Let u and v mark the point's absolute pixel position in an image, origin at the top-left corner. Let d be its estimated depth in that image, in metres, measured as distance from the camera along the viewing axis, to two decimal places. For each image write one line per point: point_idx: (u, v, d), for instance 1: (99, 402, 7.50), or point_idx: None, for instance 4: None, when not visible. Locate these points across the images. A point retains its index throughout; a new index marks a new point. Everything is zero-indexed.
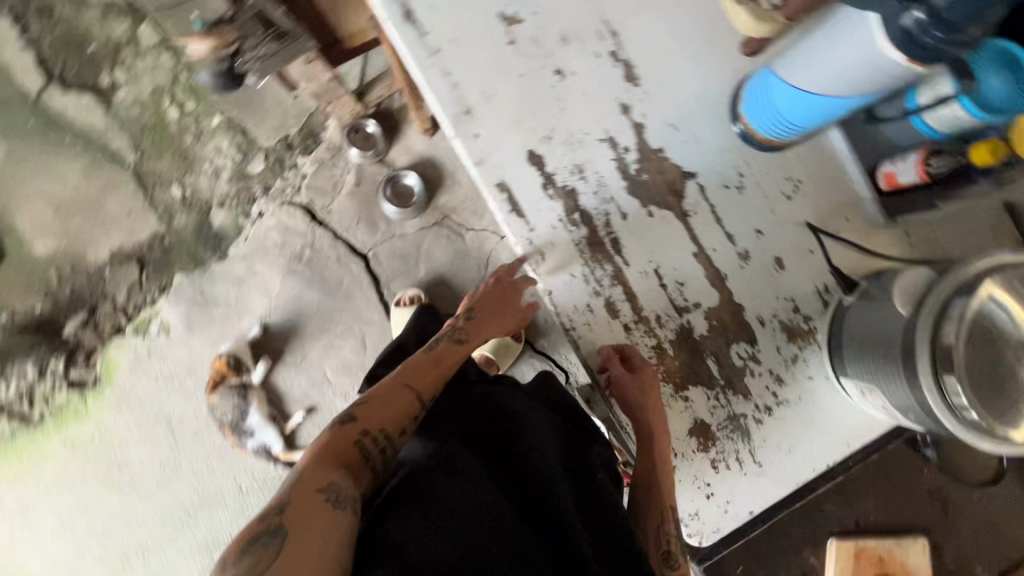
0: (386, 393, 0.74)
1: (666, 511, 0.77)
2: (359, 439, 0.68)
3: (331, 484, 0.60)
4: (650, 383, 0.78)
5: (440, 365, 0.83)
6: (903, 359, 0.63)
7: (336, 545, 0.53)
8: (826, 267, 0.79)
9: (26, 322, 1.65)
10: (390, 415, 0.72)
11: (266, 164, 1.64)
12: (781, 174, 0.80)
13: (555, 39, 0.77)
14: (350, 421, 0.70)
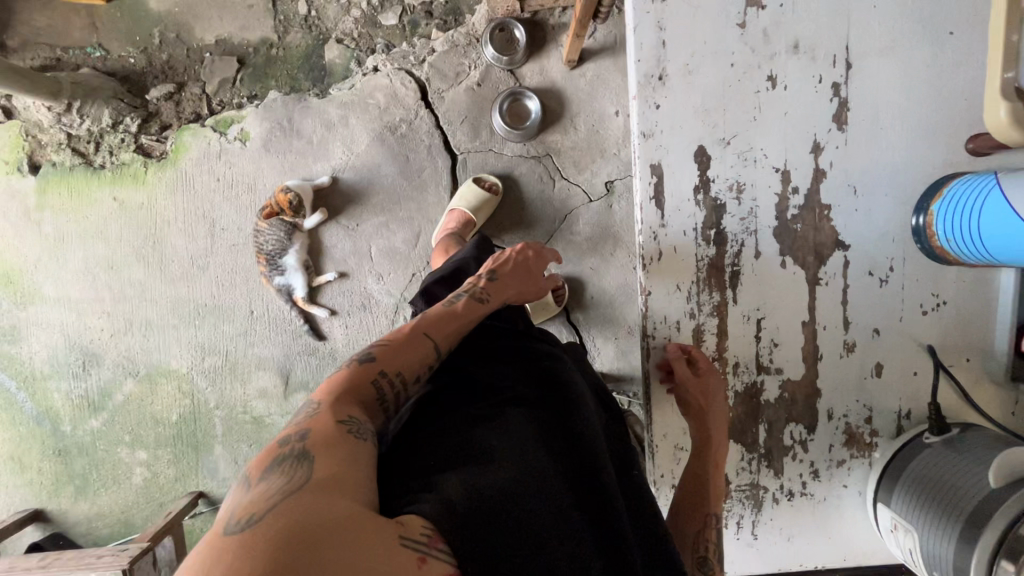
0: (405, 338, 0.70)
1: (708, 517, 0.69)
2: (376, 379, 0.65)
3: (351, 419, 0.57)
4: (713, 388, 0.72)
5: (459, 318, 0.77)
6: (970, 522, 0.60)
7: (362, 477, 0.51)
8: (921, 396, 0.75)
9: (117, 70, 1.63)
10: (408, 360, 0.68)
11: (399, 20, 1.55)
12: (931, 287, 0.74)
13: (786, 43, 0.69)
14: (366, 360, 0.66)
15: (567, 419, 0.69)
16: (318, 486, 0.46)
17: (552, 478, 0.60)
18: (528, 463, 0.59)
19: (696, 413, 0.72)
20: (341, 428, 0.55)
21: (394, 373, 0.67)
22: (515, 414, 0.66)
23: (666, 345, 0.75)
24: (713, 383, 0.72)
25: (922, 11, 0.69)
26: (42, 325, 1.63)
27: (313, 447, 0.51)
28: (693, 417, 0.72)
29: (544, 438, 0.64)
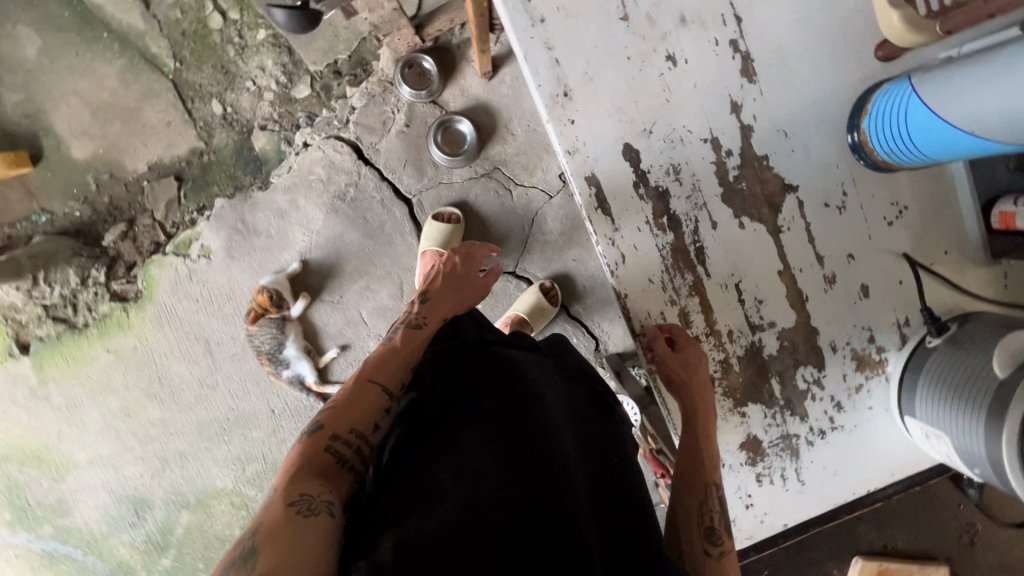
0: (354, 394, 0.72)
1: (709, 484, 0.70)
2: (329, 445, 0.66)
3: (303, 495, 0.58)
4: (695, 360, 0.72)
5: (401, 353, 0.78)
6: (987, 407, 0.62)
7: (310, 557, 0.51)
8: (913, 301, 0.76)
9: (66, 228, 1.65)
10: (360, 415, 0.70)
11: (312, 90, 1.56)
12: (888, 198, 0.75)
13: (673, 20, 0.70)
14: (317, 429, 0.68)
15: (527, 421, 0.68)
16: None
17: (507, 496, 0.59)
18: (479, 491, 0.59)
19: (683, 387, 0.72)
20: (289, 511, 0.56)
21: (347, 433, 0.68)
22: (472, 433, 0.65)
23: (649, 328, 0.75)
24: (693, 356, 0.72)
25: None
26: (85, 489, 1.67)
27: (258, 542, 0.52)
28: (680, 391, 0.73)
29: (503, 452, 0.63)
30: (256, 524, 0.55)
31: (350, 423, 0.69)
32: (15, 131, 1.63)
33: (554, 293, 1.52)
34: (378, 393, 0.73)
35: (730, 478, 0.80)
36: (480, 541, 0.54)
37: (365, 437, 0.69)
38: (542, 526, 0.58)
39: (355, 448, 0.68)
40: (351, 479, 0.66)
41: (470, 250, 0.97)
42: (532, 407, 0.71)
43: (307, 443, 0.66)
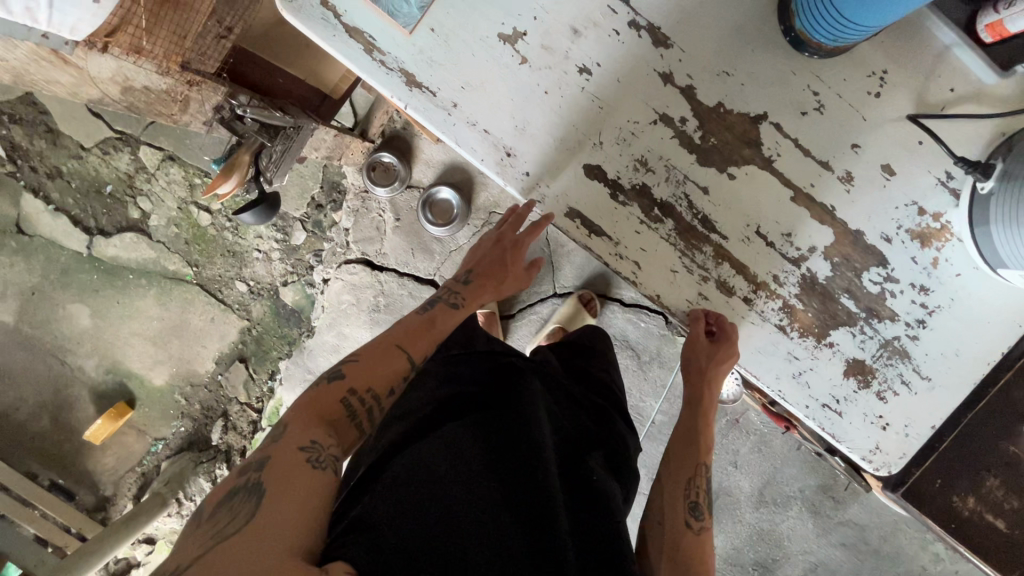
0: (379, 351, 0.74)
1: (698, 464, 0.79)
2: (346, 398, 0.68)
3: (313, 445, 0.61)
4: (728, 356, 0.78)
5: (424, 330, 0.80)
6: None
7: (306, 517, 0.54)
8: (943, 154, 0.71)
9: (180, 445, 1.84)
10: (381, 375, 0.71)
11: (306, 231, 1.67)
12: (861, 73, 0.70)
13: (567, 35, 0.70)
14: (337, 379, 0.69)
15: (519, 421, 0.71)
16: (252, 530, 0.50)
17: (483, 493, 0.63)
18: (460, 491, 0.62)
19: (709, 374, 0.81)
20: (295, 459, 0.58)
21: (367, 392, 0.69)
22: (462, 432, 0.69)
23: (692, 313, 0.76)
24: (725, 351, 0.78)
25: None
26: None
27: (264, 480, 0.56)
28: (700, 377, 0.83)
29: (487, 453, 0.67)
30: (262, 458, 0.59)
31: (370, 382, 0.70)
32: (107, 389, 1.84)
33: (591, 301, 1.51)
34: (400, 361, 0.74)
35: (854, 409, 0.75)
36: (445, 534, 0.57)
37: (379, 404, 0.70)
38: (510, 526, 0.61)
39: (367, 407, 0.69)
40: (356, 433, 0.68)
41: (520, 233, 0.98)
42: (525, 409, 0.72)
43: (323, 395, 0.67)
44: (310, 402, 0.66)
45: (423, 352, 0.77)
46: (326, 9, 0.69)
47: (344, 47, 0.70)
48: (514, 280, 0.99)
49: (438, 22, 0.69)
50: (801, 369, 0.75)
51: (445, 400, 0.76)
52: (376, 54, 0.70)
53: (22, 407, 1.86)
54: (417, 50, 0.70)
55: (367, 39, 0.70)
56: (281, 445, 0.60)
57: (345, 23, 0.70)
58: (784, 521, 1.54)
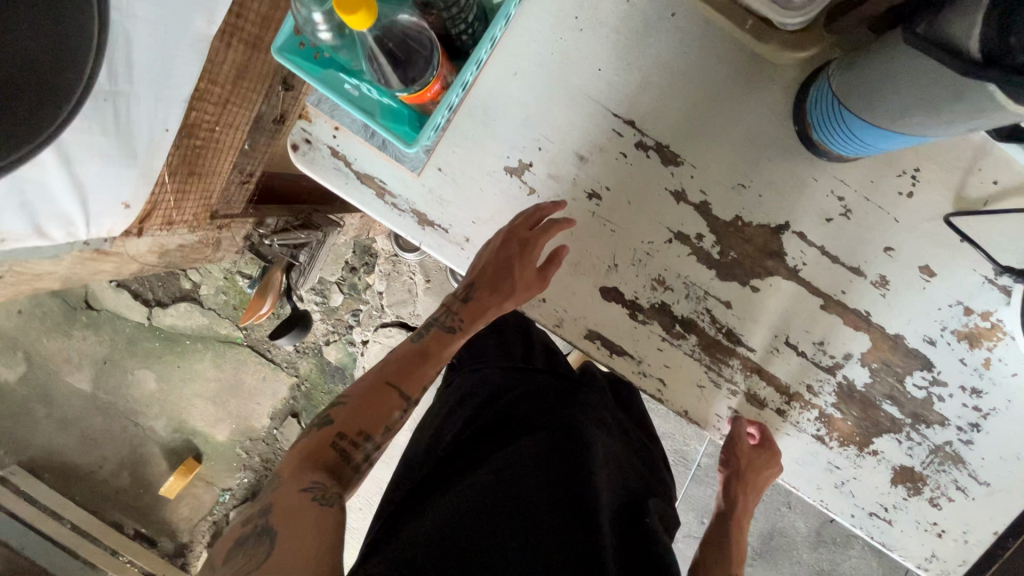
0: (371, 394, 0.67)
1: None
2: (337, 443, 0.64)
3: (315, 483, 0.59)
4: (772, 467, 0.73)
5: (419, 360, 0.70)
6: None
7: (317, 552, 0.54)
8: (986, 251, 0.66)
9: (244, 497, 1.95)
10: (371, 418, 0.65)
11: (343, 293, 1.71)
12: (890, 172, 0.66)
13: (573, 161, 0.69)
14: (331, 424, 0.65)
15: (567, 450, 0.71)
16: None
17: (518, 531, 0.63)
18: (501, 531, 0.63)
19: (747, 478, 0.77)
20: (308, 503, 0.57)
21: (361, 436, 0.65)
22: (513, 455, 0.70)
23: (737, 416, 0.72)
24: (767, 463, 0.72)
25: (632, 24, 0.66)
26: None
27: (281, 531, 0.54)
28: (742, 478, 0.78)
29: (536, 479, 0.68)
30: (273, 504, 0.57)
31: (361, 426, 0.65)
32: (175, 446, 1.98)
33: None
34: (390, 402, 0.67)
35: (905, 516, 0.72)
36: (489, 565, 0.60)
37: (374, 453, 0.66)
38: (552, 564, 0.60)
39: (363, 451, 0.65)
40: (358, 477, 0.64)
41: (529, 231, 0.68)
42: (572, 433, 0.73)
43: (321, 443, 0.63)
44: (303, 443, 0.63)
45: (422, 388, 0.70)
46: (335, 157, 0.72)
47: (354, 191, 0.72)
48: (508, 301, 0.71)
49: (444, 161, 0.70)
50: (842, 479, 0.72)
51: (498, 415, 0.77)
52: (386, 197, 0.72)
53: (103, 464, 1.99)
54: (425, 190, 0.71)
55: (376, 183, 0.72)
56: (288, 491, 0.58)
57: (353, 169, 0.72)
58: (846, 561, 1.48)
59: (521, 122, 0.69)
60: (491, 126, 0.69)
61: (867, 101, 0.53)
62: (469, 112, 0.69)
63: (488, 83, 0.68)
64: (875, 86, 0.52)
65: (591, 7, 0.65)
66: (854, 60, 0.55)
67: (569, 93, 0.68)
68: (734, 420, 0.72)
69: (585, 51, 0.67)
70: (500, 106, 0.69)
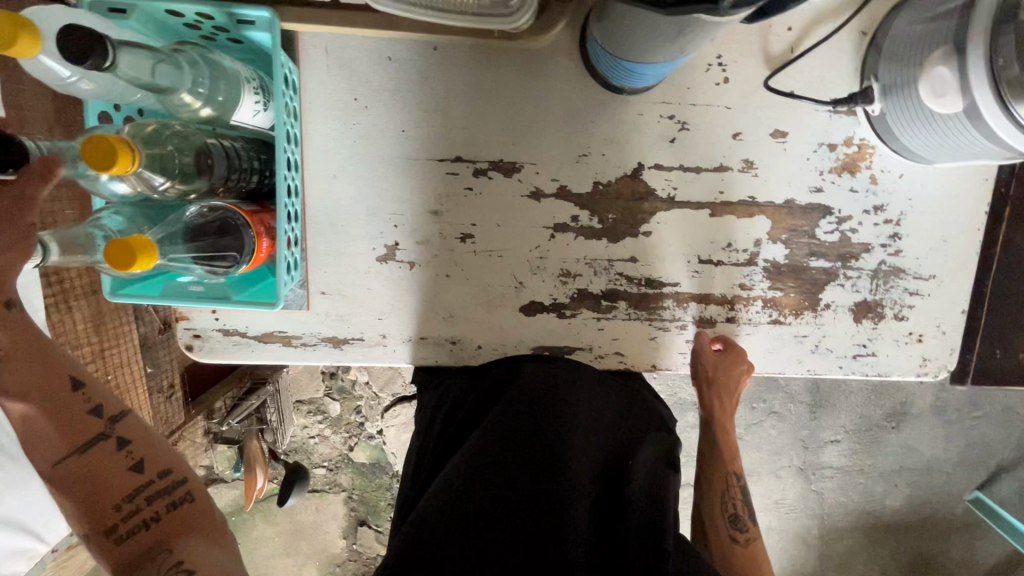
0: (78, 479, 0.53)
1: (728, 475, 0.78)
2: (116, 535, 0.52)
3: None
4: (739, 364, 0.73)
5: (57, 399, 0.54)
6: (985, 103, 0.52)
7: None
8: (819, 89, 0.68)
9: None
10: (95, 489, 0.53)
11: (337, 399, 1.71)
12: (701, 70, 0.67)
13: (431, 218, 0.70)
14: (88, 539, 0.53)
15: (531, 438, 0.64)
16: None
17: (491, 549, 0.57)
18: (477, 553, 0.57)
19: (716, 381, 0.75)
20: None
21: (122, 507, 0.53)
22: (471, 476, 0.61)
23: (698, 334, 0.74)
24: (736, 364, 0.73)
25: (406, 76, 0.66)
26: None
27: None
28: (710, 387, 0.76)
29: (498, 510, 0.60)
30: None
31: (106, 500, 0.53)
32: None
33: None
34: (91, 462, 0.53)
35: (883, 342, 0.75)
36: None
37: (169, 489, 0.55)
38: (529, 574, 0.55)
39: (133, 510, 0.53)
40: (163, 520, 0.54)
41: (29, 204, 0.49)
42: (518, 410, 0.66)
43: (108, 559, 0.52)
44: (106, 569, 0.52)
45: (96, 413, 0.54)
46: (227, 333, 0.72)
47: (259, 351, 0.73)
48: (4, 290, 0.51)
49: (323, 283, 0.71)
50: (815, 342, 0.75)
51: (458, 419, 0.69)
52: (292, 341, 0.73)
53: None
54: (322, 315, 0.72)
55: (275, 334, 0.72)
56: None
57: (248, 335, 0.72)
58: None
59: (367, 213, 0.70)
60: (344, 230, 0.70)
61: (631, 49, 0.55)
62: (317, 230, 0.69)
63: (318, 198, 0.69)
64: (629, 36, 0.53)
65: (363, 82, 0.66)
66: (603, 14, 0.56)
67: (391, 164, 0.69)
68: (697, 335, 0.74)
69: (381, 121, 0.67)
70: (340, 210, 0.69)
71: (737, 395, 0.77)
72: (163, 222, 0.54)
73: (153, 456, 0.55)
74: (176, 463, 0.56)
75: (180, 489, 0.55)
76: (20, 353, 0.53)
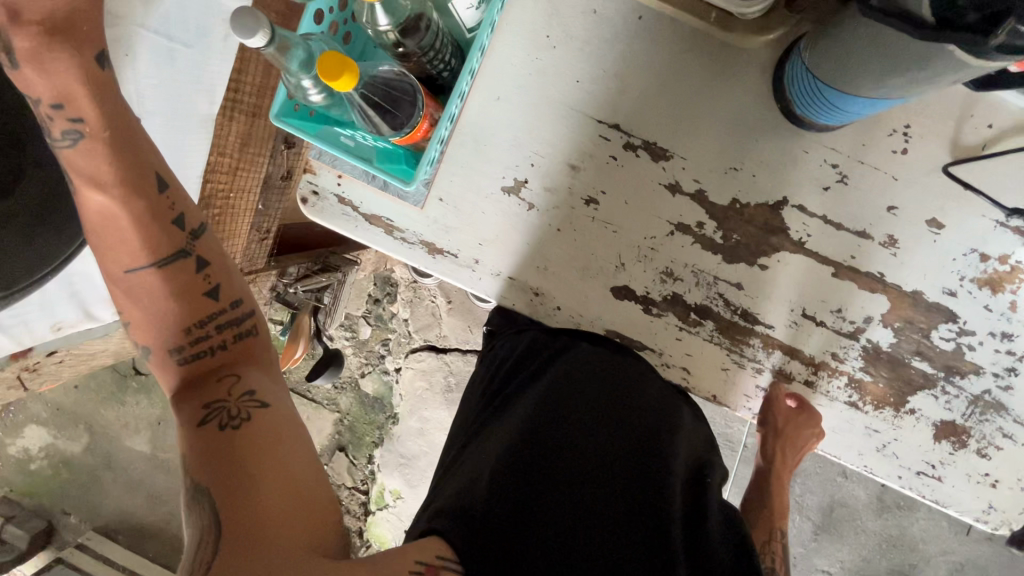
0: (150, 292, 0.56)
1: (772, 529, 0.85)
2: (181, 356, 0.56)
3: (216, 406, 0.52)
4: (812, 426, 0.74)
5: (141, 203, 0.56)
6: None
7: (302, 469, 0.50)
8: (993, 194, 0.65)
9: None
10: (166, 304, 0.56)
11: (370, 325, 1.73)
12: (881, 132, 0.66)
13: (566, 172, 0.72)
14: (158, 351, 0.56)
15: (614, 410, 0.68)
16: (242, 530, 0.45)
17: (580, 493, 0.59)
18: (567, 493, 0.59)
19: (786, 432, 0.80)
20: (217, 439, 0.50)
21: (192, 331, 0.56)
22: (553, 425, 0.65)
23: (773, 384, 0.72)
24: (808, 424, 0.74)
25: (603, 33, 0.68)
26: None
27: (213, 489, 0.48)
28: (781, 435, 0.81)
29: (581, 460, 0.62)
30: (187, 478, 0.50)
31: (175, 318, 0.56)
32: None
33: None
34: (164, 278, 0.56)
35: (954, 471, 0.71)
36: (552, 547, 0.54)
37: (237, 320, 0.58)
38: (620, 521, 0.58)
39: (201, 332, 0.56)
40: (228, 347, 0.56)
41: None
42: (604, 383, 0.69)
43: (178, 373, 0.56)
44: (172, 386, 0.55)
45: (179, 224, 0.57)
46: (341, 202, 0.75)
47: (363, 230, 0.75)
48: (98, 42, 0.57)
49: (445, 191, 0.73)
50: (883, 442, 0.72)
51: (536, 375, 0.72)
52: (393, 232, 0.75)
53: (163, 520, 1.88)
54: (431, 220, 0.74)
55: (382, 220, 0.75)
56: (186, 442, 0.51)
57: (358, 212, 0.75)
58: (914, 524, 1.44)
59: (512, 143, 0.72)
60: (484, 150, 0.72)
61: (843, 73, 0.54)
62: (460, 141, 0.72)
63: (475, 111, 0.71)
64: (848, 55, 0.52)
65: (561, 24, 0.69)
66: (821, 34, 0.56)
67: (552, 108, 0.70)
68: (772, 387, 0.72)
69: (562, 66, 0.69)
70: (489, 131, 0.72)
71: (801, 453, 0.82)
72: (368, 64, 0.57)
73: (228, 285, 0.58)
74: (245, 295, 0.59)
75: (247, 322, 0.58)
76: (103, 136, 0.56)
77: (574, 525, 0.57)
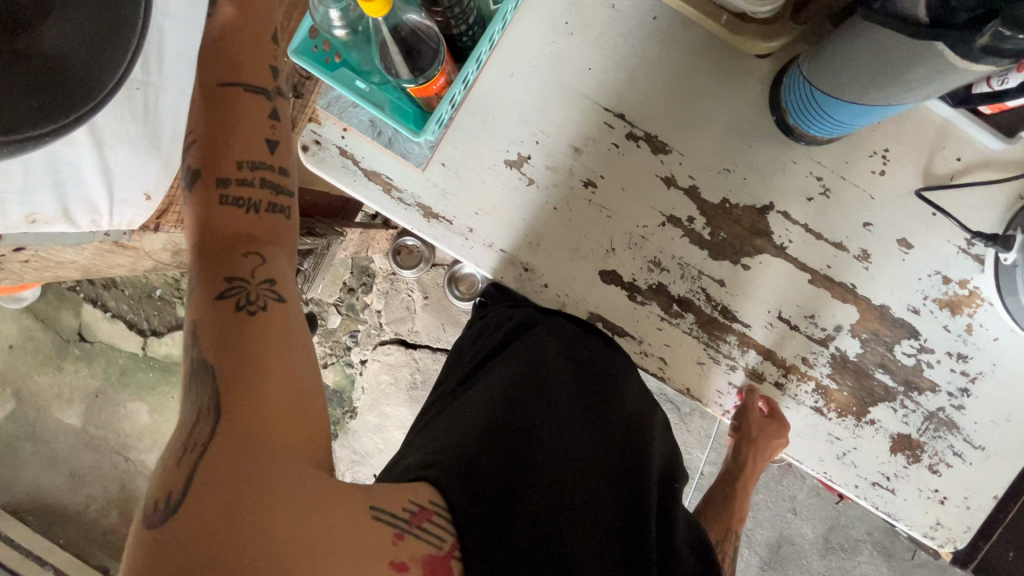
0: (216, 110, 0.50)
1: (729, 530, 0.89)
2: (223, 196, 0.48)
3: (233, 279, 0.45)
4: (782, 437, 0.79)
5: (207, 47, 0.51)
6: None
7: (309, 379, 0.44)
8: (958, 220, 0.70)
9: None
10: (235, 128, 0.50)
11: (341, 313, 1.69)
12: (863, 153, 0.71)
13: (569, 152, 0.74)
14: (199, 182, 0.49)
15: (597, 397, 0.66)
16: (240, 429, 0.40)
17: (575, 455, 0.56)
18: (563, 453, 0.56)
19: (758, 442, 0.84)
20: (228, 317, 0.44)
21: (242, 169, 0.49)
22: (546, 392, 0.63)
23: (746, 384, 0.74)
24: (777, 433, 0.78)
25: (618, 27, 0.72)
26: None
27: (219, 372, 0.42)
28: (752, 445, 0.85)
29: (575, 428, 0.60)
30: (195, 350, 0.44)
31: (231, 152, 0.49)
32: None
33: None
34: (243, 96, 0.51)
35: (907, 485, 0.73)
36: (548, 500, 0.51)
37: (278, 188, 0.51)
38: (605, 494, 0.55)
39: (247, 182, 0.49)
40: (265, 213, 0.49)
41: None
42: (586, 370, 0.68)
43: (204, 212, 0.48)
44: (192, 230, 0.49)
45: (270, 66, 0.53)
46: (343, 157, 0.75)
47: (363, 186, 0.75)
48: None
49: (447, 157, 0.74)
50: (844, 450, 0.74)
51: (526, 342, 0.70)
52: (390, 190, 0.75)
53: (83, 502, 1.73)
54: (430, 182, 0.75)
55: (382, 176, 0.75)
56: (203, 307, 0.45)
57: (357, 165, 0.75)
58: (856, 568, 1.46)
59: (519, 119, 0.74)
60: (489, 121, 0.74)
61: (841, 76, 0.57)
62: (469, 110, 0.74)
63: (489, 81, 0.73)
64: (847, 66, 0.56)
65: (580, 13, 0.72)
66: (819, 48, 0.60)
67: (563, 90, 0.73)
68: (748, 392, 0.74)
69: (577, 52, 0.73)
70: (499, 105, 0.74)
71: (765, 461, 0.87)
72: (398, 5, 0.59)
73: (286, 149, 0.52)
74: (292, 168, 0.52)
75: (283, 199, 0.51)
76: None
77: (567, 485, 0.53)
